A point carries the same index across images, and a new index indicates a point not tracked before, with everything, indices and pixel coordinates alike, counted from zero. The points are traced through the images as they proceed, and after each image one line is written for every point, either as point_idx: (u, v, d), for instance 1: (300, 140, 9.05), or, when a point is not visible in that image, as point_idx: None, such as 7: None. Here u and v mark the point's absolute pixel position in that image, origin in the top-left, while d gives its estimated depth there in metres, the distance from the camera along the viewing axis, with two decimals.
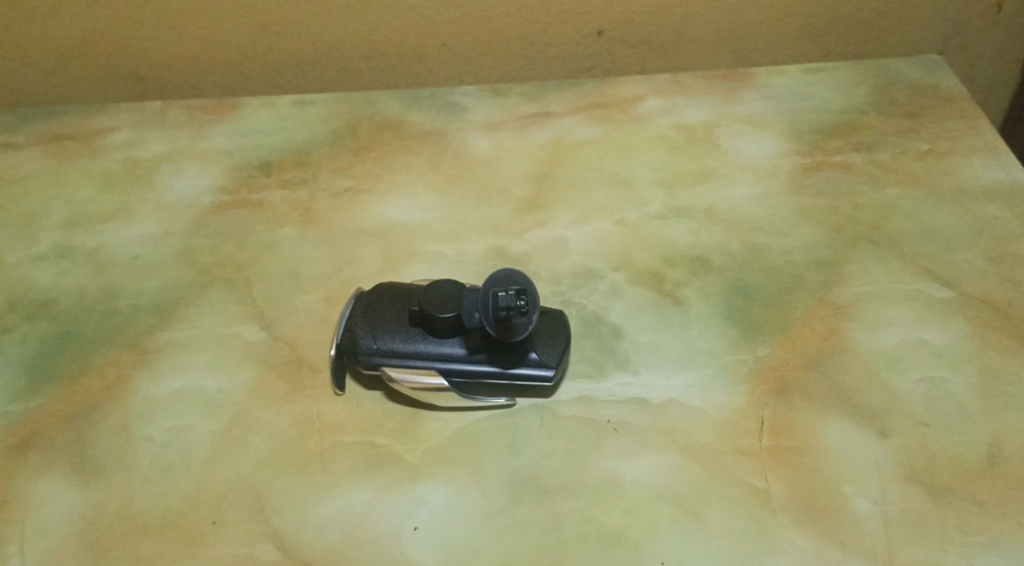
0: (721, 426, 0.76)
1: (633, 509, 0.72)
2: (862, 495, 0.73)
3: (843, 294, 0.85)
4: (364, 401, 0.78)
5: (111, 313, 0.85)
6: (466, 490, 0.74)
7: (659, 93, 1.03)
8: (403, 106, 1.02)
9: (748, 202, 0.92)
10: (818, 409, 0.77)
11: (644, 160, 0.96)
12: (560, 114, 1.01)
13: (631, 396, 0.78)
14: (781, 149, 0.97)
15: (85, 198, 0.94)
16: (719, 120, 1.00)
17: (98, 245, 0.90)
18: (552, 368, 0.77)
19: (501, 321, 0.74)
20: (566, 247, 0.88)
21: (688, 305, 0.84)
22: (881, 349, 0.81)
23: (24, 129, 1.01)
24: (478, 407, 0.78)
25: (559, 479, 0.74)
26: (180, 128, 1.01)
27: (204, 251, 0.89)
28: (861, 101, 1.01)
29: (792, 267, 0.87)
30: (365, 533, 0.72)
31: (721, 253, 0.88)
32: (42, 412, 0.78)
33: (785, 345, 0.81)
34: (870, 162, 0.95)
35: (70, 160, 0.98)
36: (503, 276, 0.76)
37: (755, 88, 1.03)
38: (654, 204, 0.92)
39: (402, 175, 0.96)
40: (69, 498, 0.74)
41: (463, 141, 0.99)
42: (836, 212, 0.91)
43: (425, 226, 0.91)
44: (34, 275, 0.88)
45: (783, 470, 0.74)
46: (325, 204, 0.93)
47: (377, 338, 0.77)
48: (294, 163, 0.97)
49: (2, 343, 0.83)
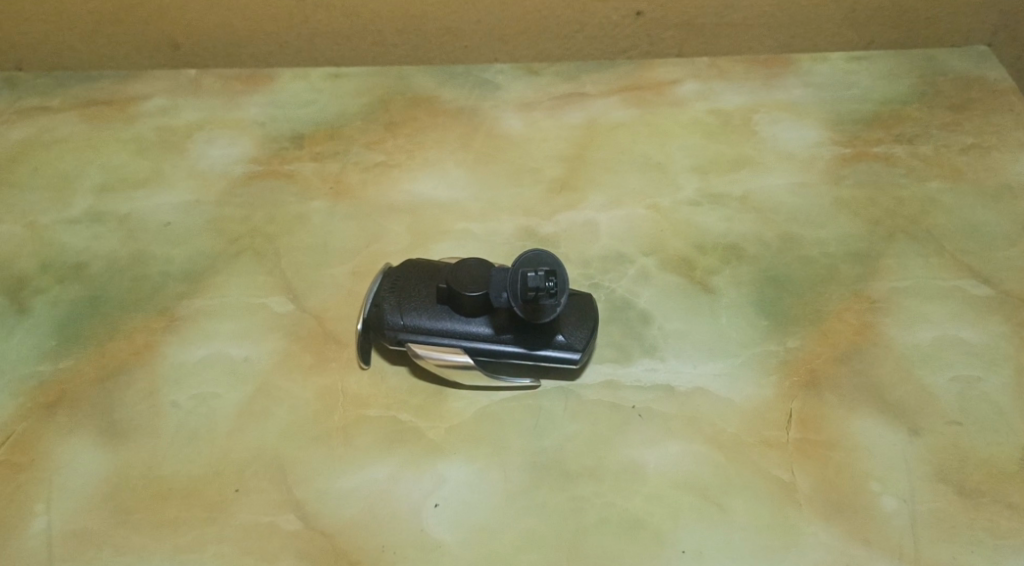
0: (749, 416, 0.76)
1: (656, 496, 0.72)
2: (890, 492, 0.72)
3: (878, 289, 0.83)
4: (388, 376, 0.78)
5: (141, 279, 0.85)
6: (488, 470, 0.73)
7: (696, 77, 1.01)
8: (437, 82, 1.02)
9: (784, 191, 0.91)
10: (847, 403, 0.76)
11: (679, 145, 0.95)
12: (596, 95, 1.00)
13: (657, 382, 0.78)
14: (820, 138, 0.95)
15: (118, 163, 0.95)
16: (757, 107, 0.98)
17: (131, 210, 0.91)
18: (578, 351, 0.76)
19: (529, 302, 0.73)
20: (597, 230, 0.88)
21: (719, 293, 0.83)
22: (915, 346, 0.79)
23: (61, 93, 1.01)
24: (502, 386, 0.78)
25: (582, 463, 0.74)
26: (214, 97, 1.01)
27: (235, 220, 0.90)
28: (904, 92, 0.99)
29: (827, 259, 0.85)
30: (386, 507, 0.72)
31: (754, 242, 0.87)
32: (71, 373, 0.79)
33: (816, 337, 0.80)
34: (911, 155, 0.93)
35: (105, 125, 0.98)
36: (532, 257, 0.75)
37: (796, 75, 1.01)
38: (688, 189, 0.91)
39: (434, 152, 0.95)
40: (96, 460, 0.74)
41: (497, 120, 0.98)
42: (873, 204, 0.89)
43: (456, 203, 0.90)
44: (67, 238, 0.89)
45: (810, 464, 0.73)
46: (356, 177, 0.93)
47: (404, 314, 0.76)
48: (327, 135, 0.96)
49: (34, 304, 0.83)
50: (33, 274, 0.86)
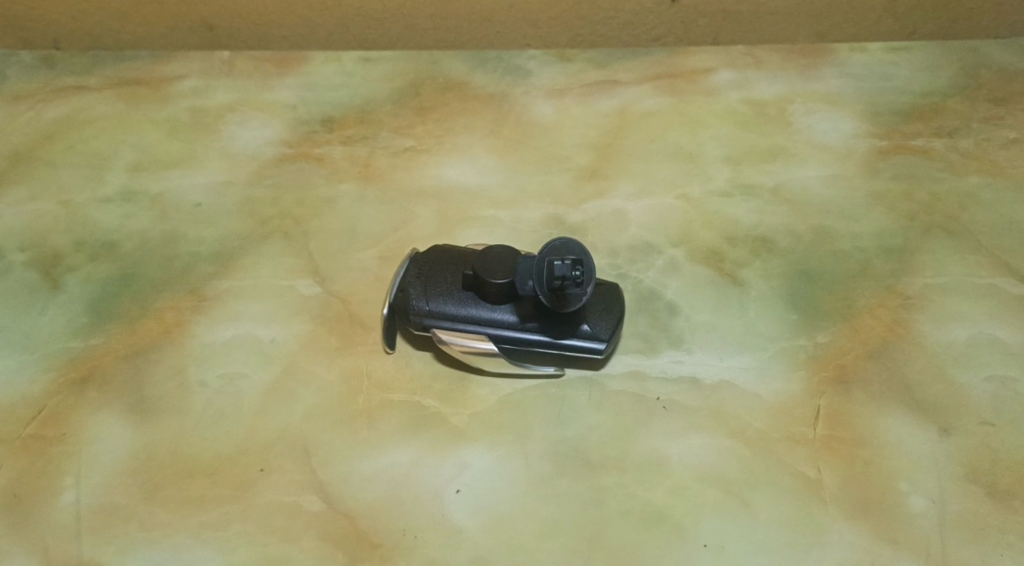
0: (776, 412, 0.75)
1: (679, 488, 0.71)
2: (918, 492, 0.71)
3: (913, 285, 0.81)
4: (413, 361, 0.78)
5: (171, 259, 0.86)
6: (510, 457, 0.73)
7: (731, 66, 1.00)
8: (468, 67, 1.01)
9: (818, 183, 0.89)
10: (877, 401, 0.75)
11: (712, 135, 0.93)
12: (628, 82, 0.98)
13: (682, 374, 0.77)
14: (856, 130, 0.93)
15: (152, 144, 0.95)
16: (792, 97, 0.96)
17: (163, 190, 0.91)
18: (603, 341, 0.75)
19: (555, 291, 0.72)
20: (625, 219, 0.87)
21: (748, 286, 0.82)
22: (949, 344, 0.78)
23: (96, 73, 1.02)
24: (526, 374, 0.77)
25: (605, 453, 0.73)
26: (246, 79, 1.01)
27: (265, 202, 0.90)
28: (945, 84, 0.96)
29: (860, 254, 0.84)
30: (408, 491, 0.72)
31: (786, 235, 0.85)
32: (101, 350, 0.80)
33: (846, 333, 0.79)
34: (950, 149, 0.91)
35: (139, 106, 0.99)
36: (559, 245, 0.74)
37: (833, 65, 0.99)
38: (719, 179, 0.90)
39: (464, 137, 0.95)
40: (124, 437, 0.75)
41: (528, 106, 0.97)
42: (910, 198, 0.87)
43: (484, 190, 0.90)
44: (101, 216, 0.90)
45: (837, 461, 0.72)
46: (386, 161, 0.93)
47: (429, 300, 0.76)
48: (357, 119, 0.96)
49: (67, 281, 0.84)
50: (66, 251, 0.87)
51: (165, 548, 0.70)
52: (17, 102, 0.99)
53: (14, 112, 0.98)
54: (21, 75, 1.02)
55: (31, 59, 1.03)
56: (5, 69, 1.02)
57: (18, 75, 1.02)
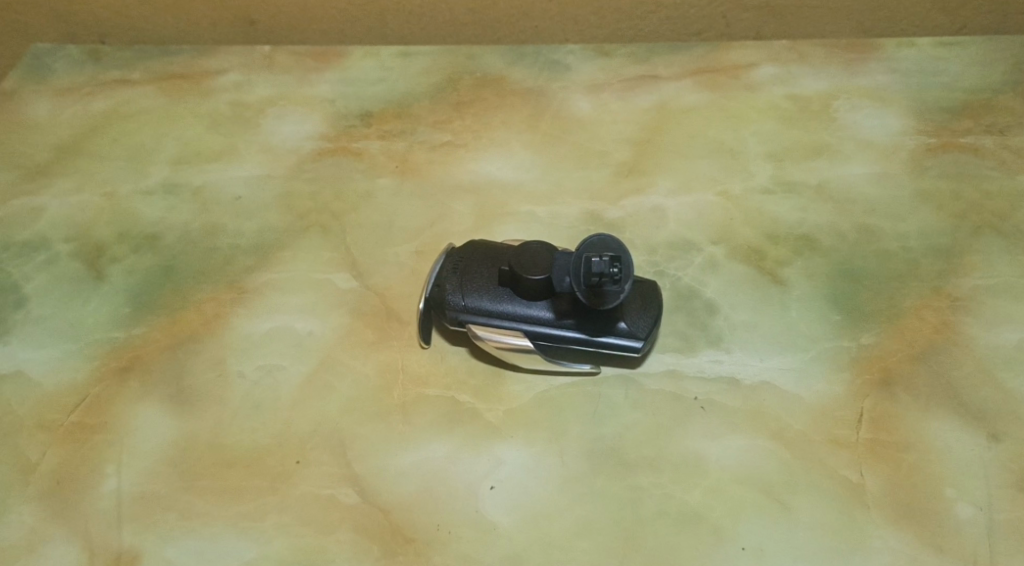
0: (817, 414, 0.73)
1: (718, 489, 0.70)
2: (965, 499, 0.69)
3: (961, 286, 0.79)
4: (448, 356, 0.78)
5: (212, 251, 0.86)
6: (546, 455, 0.73)
7: (774, 60, 0.97)
8: (506, 61, 1.00)
9: (863, 181, 0.87)
10: (922, 404, 0.73)
11: (754, 130, 0.92)
12: (669, 77, 0.97)
13: (721, 374, 0.76)
14: (903, 127, 0.91)
15: (193, 137, 0.96)
16: (837, 92, 0.94)
17: (204, 183, 0.92)
18: (640, 339, 0.74)
19: (593, 288, 0.72)
20: (664, 215, 0.86)
21: (789, 285, 0.80)
22: (998, 348, 0.76)
23: (140, 66, 1.03)
24: (563, 372, 0.77)
25: (642, 452, 0.72)
26: (286, 73, 1.01)
27: (304, 196, 0.90)
28: (997, 79, 0.94)
29: (906, 254, 0.82)
30: (443, 486, 0.72)
31: (830, 233, 0.83)
32: (142, 340, 0.81)
33: (891, 335, 0.77)
34: (1001, 146, 0.88)
35: (181, 99, 1.00)
36: (598, 242, 0.74)
37: (880, 60, 0.96)
38: (761, 176, 0.88)
39: (502, 132, 0.94)
40: (165, 426, 0.76)
41: (566, 101, 0.96)
42: (959, 197, 0.85)
43: (522, 185, 0.89)
44: (144, 208, 0.91)
45: (881, 465, 0.71)
46: (423, 156, 0.93)
47: (465, 295, 0.76)
48: (395, 114, 0.97)
49: (110, 271, 0.86)
50: (110, 243, 0.88)
51: (202, 537, 0.71)
52: (64, 95, 1.01)
53: (60, 105, 1.00)
54: (67, 68, 1.03)
55: (77, 53, 1.05)
56: (53, 62, 1.04)
57: (64, 68, 1.03)
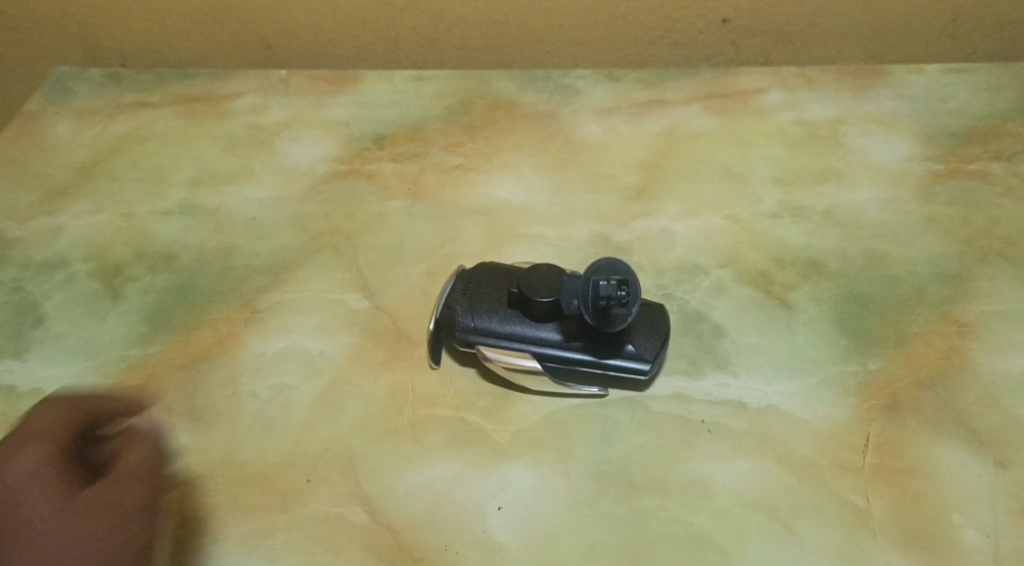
0: (823, 438, 0.73)
1: (724, 513, 0.71)
2: (972, 526, 0.69)
3: (968, 312, 0.79)
4: (457, 378, 0.79)
5: (226, 271, 0.88)
6: (553, 476, 0.73)
7: (782, 86, 0.98)
8: (518, 86, 1.02)
9: (870, 206, 0.88)
10: (929, 430, 0.73)
11: (761, 155, 0.93)
12: (678, 102, 0.98)
13: (728, 397, 0.76)
14: (910, 153, 0.91)
15: (210, 159, 0.98)
16: (846, 118, 0.95)
17: (220, 204, 0.94)
18: (647, 362, 0.75)
19: (600, 311, 0.73)
20: (672, 239, 0.86)
21: (797, 309, 0.81)
22: (1005, 374, 0.76)
23: (159, 90, 1.05)
24: (571, 394, 0.77)
25: (648, 475, 0.73)
26: (301, 97, 1.03)
27: (317, 217, 0.92)
28: (1005, 106, 0.94)
29: (913, 279, 0.82)
30: (450, 506, 0.72)
31: (837, 258, 0.84)
32: (157, 359, 0.82)
33: (898, 360, 0.77)
34: (1009, 173, 0.89)
35: (199, 121, 1.02)
36: (605, 265, 0.74)
37: (888, 86, 0.97)
38: (769, 201, 0.89)
39: (512, 156, 0.95)
40: (178, 443, 0.77)
41: (576, 125, 0.98)
42: (967, 222, 0.85)
43: (531, 208, 0.91)
44: (161, 229, 0.92)
45: (887, 490, 0.71)
46: (435, 179, 0.94)
47: (475, 317, 0.77)
48: (408, 136, 0.98)
49: (127, 290, 0.87)
50: (127, 262, 0.89)
51: (213, 554, 0.72)
52: (85, 118, 1.03)
53: (80, 127, 1.02)
54: (88, 91, 1.06)
55: (98, 76, 1.07)
56: (74, 85, 1.06)
57: (85, 91, 1.06)
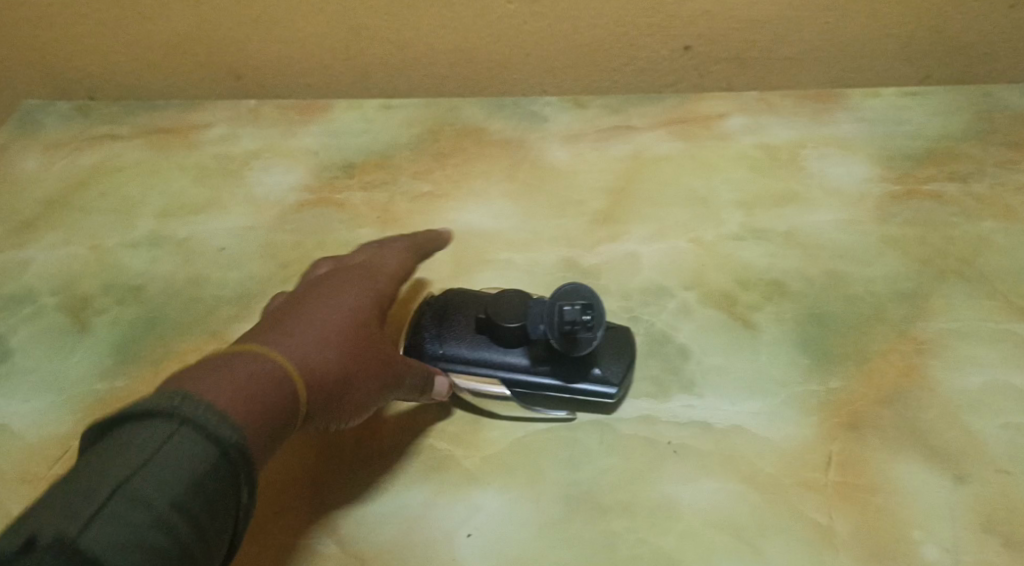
0: (787, 458, 0.74)
1: (689, 534, 0.71)
2: (933, 542, 0.69)
3: (926, 330, 0.81)
4: (426, 405, 0.80)
5: (194, 301, 0.88)
6: (521, 501, 0.73)
7: (744, 111, 1.00)
8: (486, 113, 1.03)
9: (831, 228, 0.89)
10: (890, 448, 0.74)
11: (725, 179, 0.94)
12: (642, 128, 1.00)
13: (694, 418, 0.77)
14: (869, 175, 0.93)
15: (179, 189, 0.99)
16: (806, 141, 0.97)
17: (189, 235, 0.94)
18: (614, 385, 0.76)
19: (566, 335, 0.74)
20: (638, 262, 0.88)
21: (760, 330, 0.82)
22: (964, 390, 0.77)
23: (129, 121, 1.06)
24: (539, 418, 0.78)
25: (616, 497, 0.73)
26: (271, 126, 1.04)
27: (286, 246, 0.92)
28: (959, 128, 0.96)
29: (873, 298, 0.84)
30: (418, 533, 0.72)
31: (800, 279, 0.85)
32: (125, 391, 0.81)
33: (859, 379, 0.78)
34: (964, 194, 0.91)
35: (168, 152, 1.03)
36: (570, 289, 0.76)
37: (846, 110, 0.99)
38: (732, 224, 0.90)
39: (480, 182, 0.96)
40: None
41: (544, 151, 0.99)
42: (924, 242, 0.87)
43: (500, 234, 0.92)
44: (129, 260, 0.92)
45: (850, 508, 0.71)
46: (403, 206, 0.95)
47: (443, 344, 0.78)
48: (377, 164, 0.99)
49: (94, 323, 0.87)
50: (95, 295, 0.89)
51: None
52: (54, 151, 1.03)
53: (50, 160, 1.03)
54: (58, 124, 1.06)
55: (67, 109, 1.08)
56: (44, 119, 1.07)
57: (55, 124, 1.06)
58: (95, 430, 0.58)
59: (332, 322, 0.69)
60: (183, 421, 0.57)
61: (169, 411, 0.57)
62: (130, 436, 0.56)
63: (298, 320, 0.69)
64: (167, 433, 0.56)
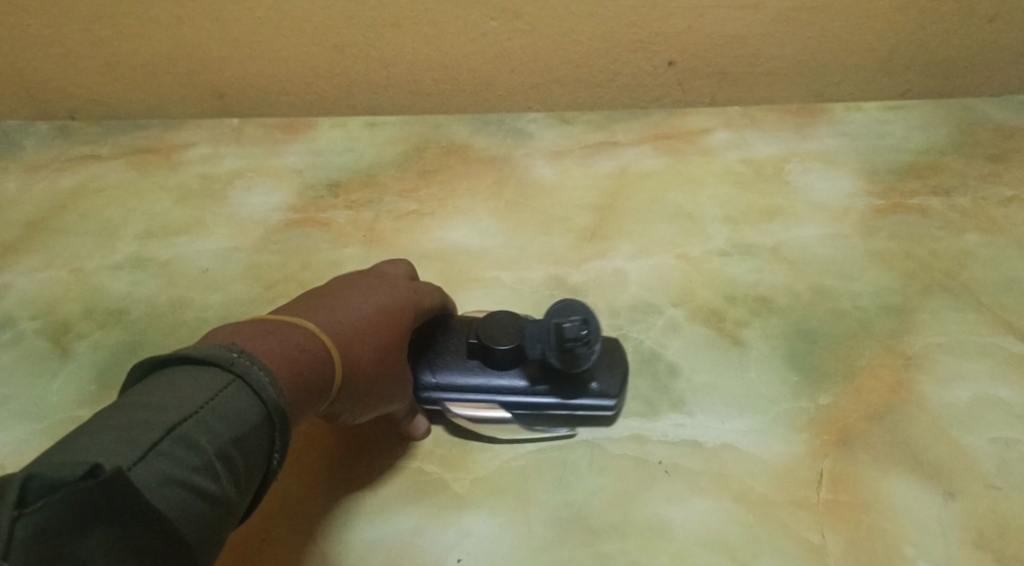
0: (778, 476, 0.74)
1: (681, 555, 0.70)
2: (924, 558, 0.69)
3: (913, 344, 0.81)
4: None
5: (178, 325, 0.87)
6: (512, 524, 0.73)
7: (728, 126, 1.01)
8: (470, 130, 1.03)
9: (817, 242, 0.89)
10: (880, 465, 0.74)
11: (710, 194, 0.94)
12: (627, 143, 1.00)
13: (684, 437, 0.77)
14: (854, 189, 0.94)
15: (161, 210, 0.98)
16: (790, 156, 0.97)
17: (171, 257, 0.93)
18: (613, 397, 0.76)
19: (565, 351, 0.73)
20: (625, 280, 0.87)
21: (749, 347, 0.82)
22: (952, 405, 0.77)
23: (110, 142, 1.05)
24: (529, 439, 0.78)
25: (607, 519, 0.72)
26: (254, 145, 1.03)
27: (271, 267, 0.91)
28: (941, 142, 0.97)
29: (860, 313, 0.84)
30: (409, 560, 0.71)
31: (787, 294, 0.85)
32: None
33: (848, 395, 0.78)
34: (947, 207, 0.91)
35: (150, 173, 1.02)
36: (563, 306, 0.75)
37: (829, 124, 1.00)
38: (718, 239, 0.90)
39: (466, 200, 0.96)
40: None
41: (529, 168, 0.99)
42: (910, 257, 0.88)
43: (486, 252, 0.91)
44: (111, 283, 0.91)
45: (841, 526, 0.71)
46: (389, 225, 0.94)
47: (436, 372, 0.76)
48: (362, 183, 0.98)
49: (76, 348, 0.86)
50: (76, 319, 0.88)
51: None
52: (33, 173, 1.02)
53: (29, 182, 1.01)
54: (37, 145, 1.05)
55: (47, 130, 1.06)
56: (23, 140, 1.06)
57: (34, 145, 1.05)
58: (143, 367, 0.56)
59: (372, 308, 0.69)
60: (237, 375, 0.56)
61: (226, 361, 0.56)
62: (182, 378, 0.55)
63: (335, 301, 0.68)
64: (222, 383, 0.55)
